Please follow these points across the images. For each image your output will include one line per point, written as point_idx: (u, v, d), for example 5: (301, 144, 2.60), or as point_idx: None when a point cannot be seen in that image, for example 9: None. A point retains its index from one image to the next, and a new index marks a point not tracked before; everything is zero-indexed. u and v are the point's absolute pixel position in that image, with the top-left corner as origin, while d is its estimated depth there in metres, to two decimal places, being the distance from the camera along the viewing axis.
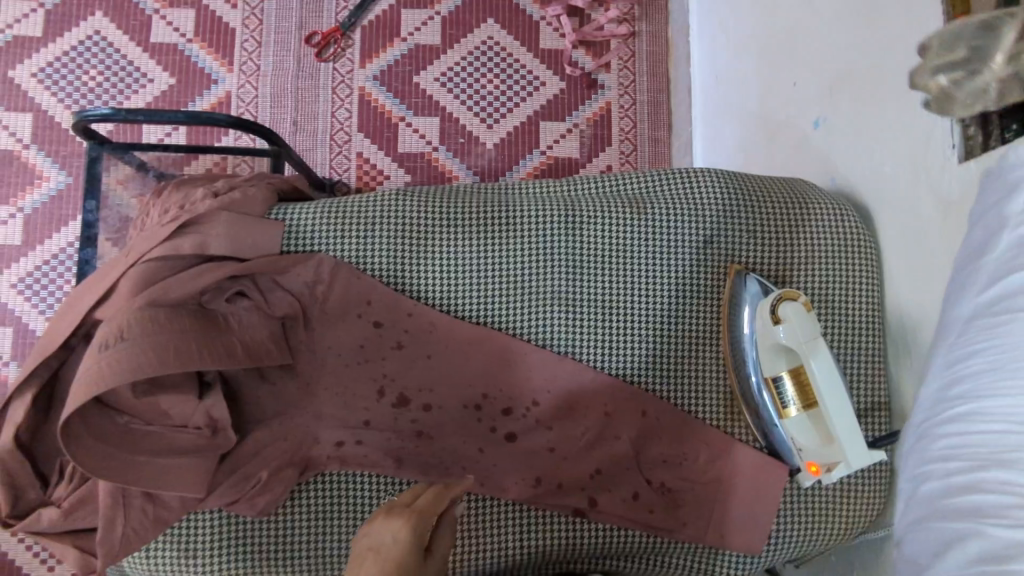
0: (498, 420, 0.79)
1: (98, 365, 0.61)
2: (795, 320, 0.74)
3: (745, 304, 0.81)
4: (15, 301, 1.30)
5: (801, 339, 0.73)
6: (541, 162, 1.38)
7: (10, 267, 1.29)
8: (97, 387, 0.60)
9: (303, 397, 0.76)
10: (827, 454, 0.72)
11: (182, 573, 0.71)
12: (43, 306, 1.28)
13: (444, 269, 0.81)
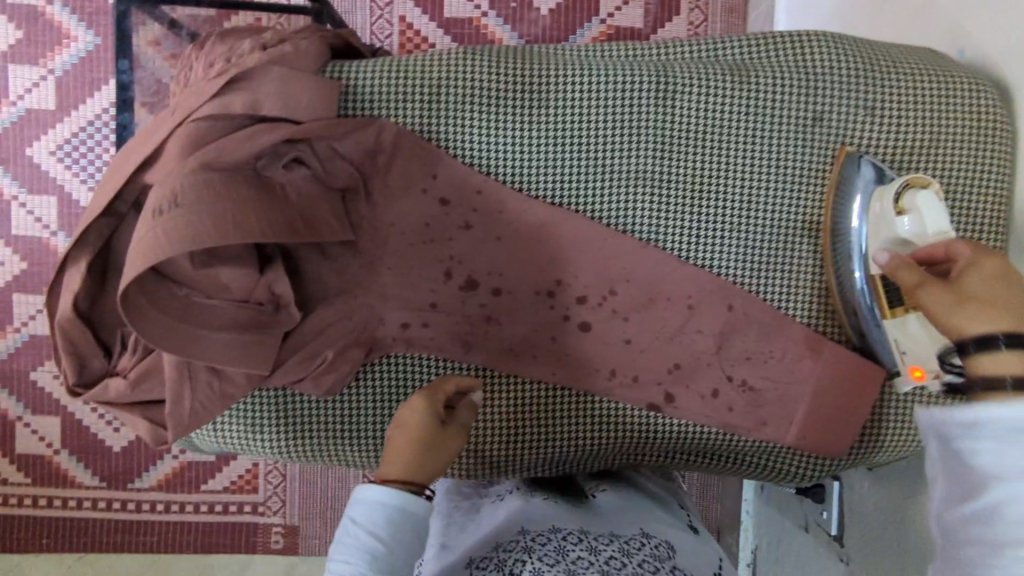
0: (572, 308, 0.74)
1: (154, 233, 0.55)
2: (925, 209, 0.63)
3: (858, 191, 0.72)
4: (56, 169, 1.31)
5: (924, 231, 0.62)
6: (599, 33, 1.22)
7: (47, 134, 1.30)
8: (152, 258, 0.54)
9: (367, 276, 0.71)
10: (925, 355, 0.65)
11: (253, 443, 0.72)
12: (84, 175, 1.32)
13: (517, 142, 0.73)
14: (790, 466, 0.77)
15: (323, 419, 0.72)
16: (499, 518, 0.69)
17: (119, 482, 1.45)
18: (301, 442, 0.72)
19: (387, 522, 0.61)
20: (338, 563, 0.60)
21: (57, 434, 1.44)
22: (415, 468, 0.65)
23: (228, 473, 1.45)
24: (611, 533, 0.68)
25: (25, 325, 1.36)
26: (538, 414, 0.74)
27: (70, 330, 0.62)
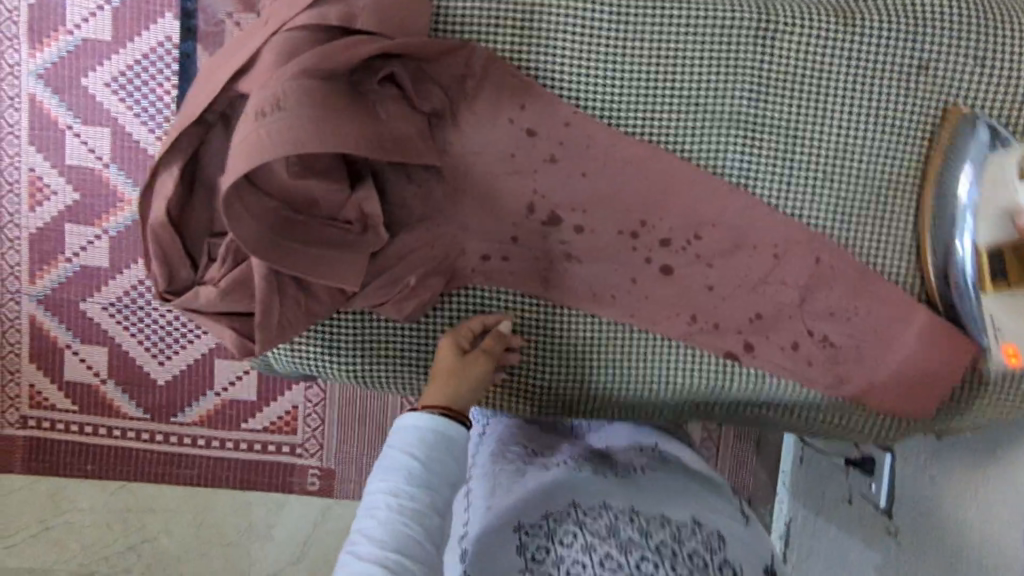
0: (654, 252, 0.72)
1: (254, 137, 0.54)
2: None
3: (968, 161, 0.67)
4: (111, 100, 1.32)
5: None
6: None
7: (102, 65, 1.31)
8: (257, 159, 0.54)
9: (450, 205, 0.69)
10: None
11: (328, 366, 0.73)
12: (137, 109, 1.31)
13: (609, 74, 0.70)
14: (859, 424, 0.76)
15: (397, 344, 0.72)
16: (545, 485, 0.72)
17: (162, 415, 1.42)
18: (375, 367, 0.73)
19: (425, 445, 0.67)
20: (379, 484, 0.66)
21: (104, 363, 1.41)
22: (456, 397, 0.69)
23: (267, 413, 1.42)
24: (662, 515, 0.70)
25: (77, 255, 1.36)
26: (611, 355, 0.74)
27: (161, 236, 0.61)
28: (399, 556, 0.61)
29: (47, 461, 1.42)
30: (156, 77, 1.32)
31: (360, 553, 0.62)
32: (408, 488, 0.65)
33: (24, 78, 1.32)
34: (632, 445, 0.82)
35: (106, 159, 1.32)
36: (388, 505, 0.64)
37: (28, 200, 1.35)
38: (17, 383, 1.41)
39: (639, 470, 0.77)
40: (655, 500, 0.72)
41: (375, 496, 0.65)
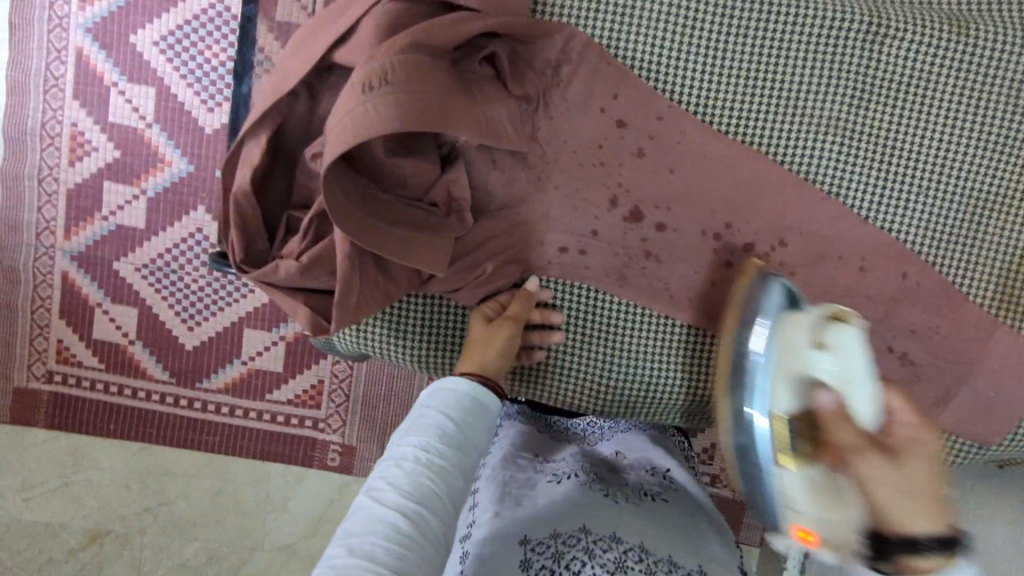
0: (737, 255, 0.70)
1: (362, 110, 0.51)
2: (841, 349, 0.60)
3: (762, 315, 0.65)
4: (158, 61, 1.23)
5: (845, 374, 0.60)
6: None
7: (153, 23, 1.22)
8: (364, 136, 0.51)
9: (533, 193, 0.68)
10: (836, 516, 0.56)
11: (393, 350, 0.71)
12: (184, 70, 1.22)
13: (708, 69, 0.68)
14: None
15: (460, 333, 0.71)
16: (558, 500, 0.65)
17: (187, 380, 1.34)
18: (437, 354, 0.71)
19: (461, 410, 0.61)
20: (408, 435, 0.58)
21: (133, 324, 1.32)
22: (488, 366, 0.66)
23: (294, 385, 1.32)
24: (670, 559, 0.60)
25: (114, 214, 1.28)
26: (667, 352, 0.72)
27: (243, 206, 0.59)
28: (419, 510, 0.53)
29: (69, 418, 1.34)
30: (209, 44, 1.23)
31: (374, 501, 0.53)
32: (439, 445, 0.58)
33: (72, 30, 1.23)
34: (642, 466, 0.75)
35: (149, 119, 1.24)
36: (415, 457, 0.57)
37: (68, 155, 1.27)
38: (44, 337, 1.33)
39: (648, 495, 0.69)
40: (666, 539, 0.62)
41: (402, 446, 0.58)
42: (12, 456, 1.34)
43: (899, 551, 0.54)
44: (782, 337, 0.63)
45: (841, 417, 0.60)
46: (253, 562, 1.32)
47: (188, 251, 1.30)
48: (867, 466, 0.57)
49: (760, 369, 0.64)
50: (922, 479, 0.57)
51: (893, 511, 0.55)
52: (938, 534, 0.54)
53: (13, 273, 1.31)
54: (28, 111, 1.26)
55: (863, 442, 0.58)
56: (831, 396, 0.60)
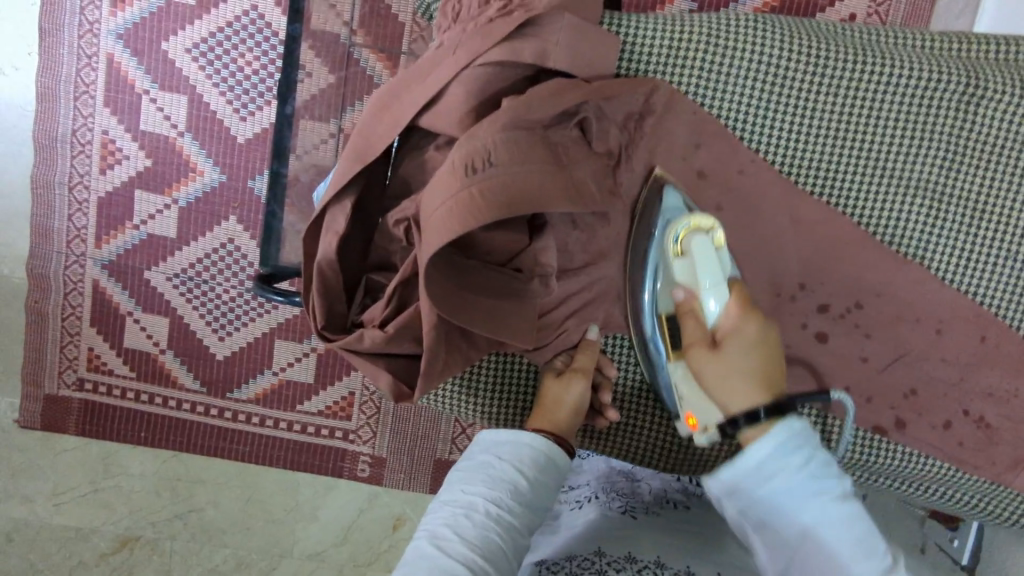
0: (813, 315, 0.69)
1: (467, 194, 0.50)
2: (698, 254, 0.62)
3: (660, 220, 0.65)
4: (192, 70, 1.17)
5: (694, 276, 0.62)
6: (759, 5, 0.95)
7: (185, 30, 1.15)
8: (472, 221, 0.50)
9: (612, 250, 0.67)
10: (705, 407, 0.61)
11: (464, 406, 0.71)
12: (219, 78, 1.16)
13: (796, 127, 0.67)
14: (991, 507, 0.73)
15: (531, 390, 0.70)
16: (578, 528, 0.65)
17: (218, 391, 1.26)
18: (508, 409, 0.71)
19: (534, 466, 0.61)
20: (479, 485, 0.58)
21: (164, 333, 1.25)
22: (560, 424, 0.65)
23: (324, 397, 1.25)
24: (689, 570, 0.56)
25: (145, 223, 1.21)
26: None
27: (326, 274, 0.59)
28: (484, 562, 0.52)
29: (101, 425, 1.27)
30: (242, 52, 1.16)
31: (435, 549, 0.52)
32: (510, 501, 0.57)
33: (102, 36, 1.16)
34: (666, 475, 0.76)
35: (182, 128, 1.18)
36: (486, 511, 0.56)
37: (99, 163, 1.20)
38: (75, 345, 1.26)
39: (671, 504, 0.70)
40: (679, 548, 0.59)
41: (472, 497, 0.57)
42: (41, 462, 1.27)
43: (743, 428, 0.54)
44: (663, 244, 0.65)
45: (690, 313, 0.62)
46: (283, 573, 1.26)
47: (222, 262, 1.22)
48: (700, 360, 0.58)
49: (647, 274, 0.66)
50: (744, 360, 0.56)
51: (724, 396, 0.56)
52: (762, 404, 0.53)
53: (43, 279, 1.23)
54: (58, 118, 1.19)
55: (701, 336, 0.60)
56: (683, 291, 0.62)
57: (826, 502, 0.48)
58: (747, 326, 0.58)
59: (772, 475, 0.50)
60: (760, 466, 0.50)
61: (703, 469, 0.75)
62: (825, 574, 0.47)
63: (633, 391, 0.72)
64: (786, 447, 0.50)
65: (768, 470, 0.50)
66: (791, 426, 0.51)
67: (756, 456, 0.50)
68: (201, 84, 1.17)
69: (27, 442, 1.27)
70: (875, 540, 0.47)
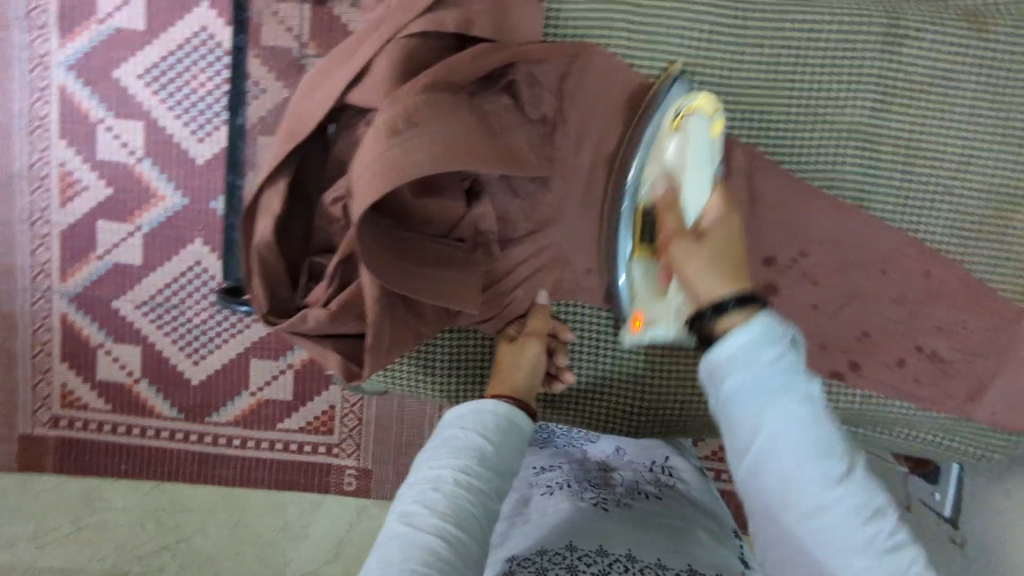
0: (758, 270, 0.70)
1: (390, 153, 0.51)
2: (690, 134, 0.62)
3: (658, 108, 0.63)
4: (146, 95, 1.16)
5: (696, 153, 0.62)
6: None
7: (137, 56, 1.15)
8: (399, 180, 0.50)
9: (554, 218, 0.67)
10: (659, 306, 0.62)
11: (421, 388, 0.70)
12: (175, 102, 1.16)
13: (730, 83, 0.68)
14: (960, 446, 0.74)
15: (490, 363, 0.70)
16: (549, 512, 0.64)
17: (196, 416, 1.24)
18: (467, 387, 0.70)
19: (499, 432, 0.60)
20: (444, 457, 0.57)
21: (137, 362, 1.23)
22: (519, 388, 0.65)
23: (304, 412, 1.23)
24: (660, 562, 0.57)
25: (109, 252, 1.20)
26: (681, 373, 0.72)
27: (265, 258, 0.58)
28: (456, 532, 0.51)
29: (78, 461, 1.25)
30: (195, 72, 1.16)
31: (407, 525, 0.51)
32: (478, 468, 0.56)
33: (53, 68, 1.16)
34: (639, 464, 0.74)
35: (140, 153, 1.17)
36: (454, 480, 0.54)
37: (59, 195, 1.19)
38: (46, 382, 1.24)
39: (643, 495, 0.68)
40: (651, 541, 0.60)
41: (438, 469, 0.56)
42: (20, 503, 1.25)
43: (708, 319, 0.52)
44: (660, 122, 0.63)
45: (668, 207, 0.61)
46: None
47: (190, 285, 1.21)
48: (682, 249, 0.57)
49: (638, 150, 0.63)
50: (722, 245, 0.57)
51: (702, 286, 0.54)
52: (730, 294, 0.52)
53: (11, 317, 1.22)
54: (14, 154, 1.18)
55: (679, 228, 0.59)
56: (666, 181, 0.61)
57: (799, 410, 0.46)
58: (728, 221, 0.59)
59: (742, 367, 0.48)
60: (736, 355, 0.48)
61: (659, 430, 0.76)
62: (785, 473, 0.45)
63: (589, 354, 0.72)
64: (761, 343, 0.48)
65: (744, 364, 0.48)
66: (765, 321, 0.48)
67: (733, 352, 0.48)
68: (156, 108, 1.16)
69: (6, 483, 1.25)
70: (840, 453, 0.45)
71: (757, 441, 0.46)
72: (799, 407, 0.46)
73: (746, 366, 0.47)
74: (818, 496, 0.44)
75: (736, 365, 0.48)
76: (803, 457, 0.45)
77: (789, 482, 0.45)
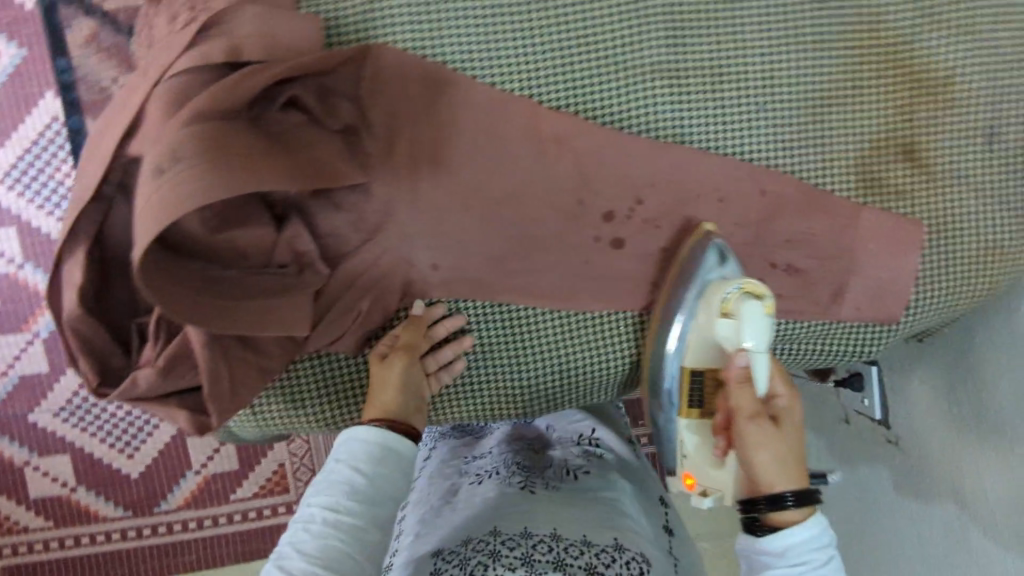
0: (600, 227, 0.69)
1: (159, 195, 0.50)
2: (744, 315, 0.62)
3: (702, 277, 0.67)
4: (11, 200, 1.07)
5: (743, 344, 0.61)
6: None
7: None
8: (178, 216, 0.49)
9: (382, 224, 0.65)
10: (711, 470, 0.64)
11: (297, 421, 0.69)
12: (43, 200, 1.07)
13: (524, 50, 0.66)
14: (840, 348, 0.76)
15: (360, 382, 0.68)
16: (476, 504, 0.69)
17: (145, 509, 1.17)
18: (342, 410, 0.69)
19: (373, 460, 0.60)
20: (319, 495, 0.58)
21: (70, 471, 1.15)
22: (390, 406, 0.64)
23: (254, 478, 1.17)
24: (582, 539, 0.63)
25: (13, 364, 1.10)
26: (551, 339, 0.72)
27: (83, 330, 0.57)
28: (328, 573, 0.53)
29: None
30: (56, 165, 1.07)
31: (279, 569, 0.53)
32: (348, 503, 0.57)
33: None
34: (568, 441, 0.83)
35: (20, 260, 1.08)
36: (324, 519, 0.56)
37: None
38: None
39: (571, 472, 0.76)
40: (576, 519, 0.66)
41: (309, 509, 0.57)
42: None
43: (763, 507, 0.56)
44: (709, 298, 0.65)
45: (740, 380, 0.58)
46: None
47: None
48: (755, 431, 0.56)
49: (684, 311, 0.67)
50: (794, 439, 0.57)
51: (766, 473, 0.56)
52: (793, 487, 0.55)
53: None
54: None
55: (755, 407, 0.57)
56: (742, 355, 0.59)
57: None
58: (796, 401, 0.58)
59: (796, 558, 0.55)
60: (791, 547, 0.56)
61: (553, 405, 0.75)
62: None
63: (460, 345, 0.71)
64: (814, 538, 0.55)
65: (797, 558, 0.55)
66: (820, 519, 0.56)
67: (787, 538, 0.55)
68: (24, 211, 1.07)
69: None
70: None
71: None
72: None
73: (790, 543, 0.55)
74: None
75: (789, 550, 0.56)
76: None
77: None
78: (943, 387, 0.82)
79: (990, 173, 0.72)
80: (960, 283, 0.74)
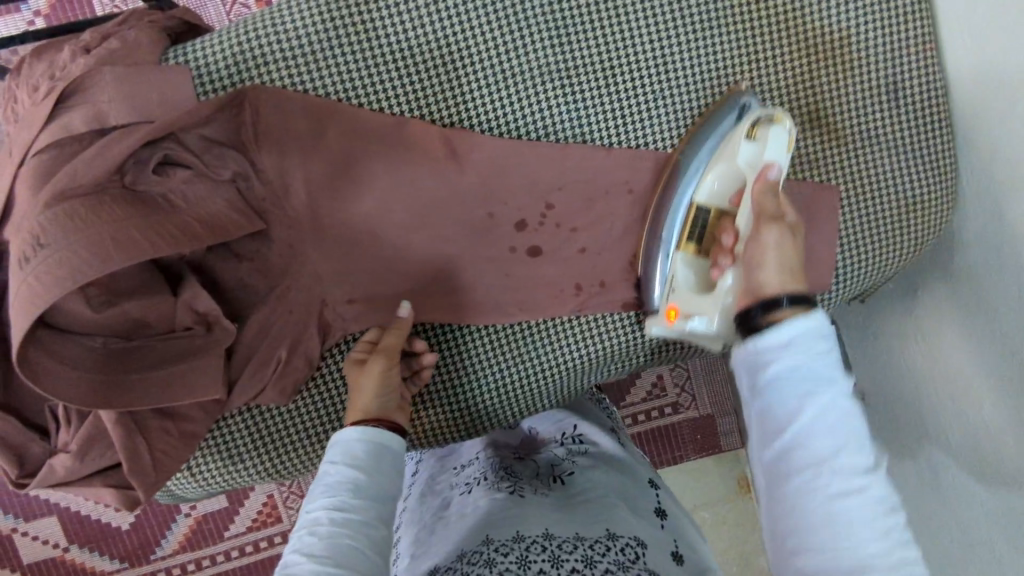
0: (513, 236, 0.69)
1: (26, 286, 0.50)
2: (770, 140, 0.63)
3: (733, 110, 0.66)
4: None
5: (767, 162, 0.63)
6: None
7: None
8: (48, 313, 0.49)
9: (290, 265, 0.65)
10: (700, 299, 0.65)
11: (236, 476, 0.68)
12: None
13: (403, 70, 0.64)
14: None
15: (316, 415, 0.67)
16: (463, 514, 0.61)
17: (141, 559, 1.09)
18: (279, 458, 0.68)
19: (369, 459, 0.56)
20: (318, 498, 0.53)
21: (59, 531, 1.07)
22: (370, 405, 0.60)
23: (245, 513, 1.10)
24: (575, 535, 0.54)
25: None
26: (484, 357, 0.70)
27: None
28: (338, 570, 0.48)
29: None
30: None
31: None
32: (352, 501, 0.52)
33: None
34: (550, 438, 0.75)
35: None
36: (330, 520, 0.51)
37: None
38: None
39: (558, 477, 0.67)
40: (564, 518, 0.57)
41: (312, 512, 0.52)
42: None
43: (757, 314, 0.51)
44: (738, 125, 0.65)
45: (761, 191, 0.59)
46: None
47: None
48: (770, 234, 0.56)
49: (711, 137, 0.66)
50: (800, 249, 0.57)
51: (767, 273, 0.54)
52: (786, 292, 0.51)
53: None
54: None
55: (772, 213, 0.58)
56: (774, 167, 0.61)
57: (836, 387, 0.46)
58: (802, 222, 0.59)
59: (796, 353, 0.48)
60: (790, 343, 0.48)
61: (499, 421, 0.74)
62: (827, 453, 0.45)
63: None
64: (811, 334, 0.48)
65: (799, 347, 0.48)
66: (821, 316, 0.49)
67: (782, 334, 0.48)
68: None
69: None
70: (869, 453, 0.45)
71: (801, 421, 0.46)
72: (845, 401, 0.46)
73: (789, 340, 0.48)
74: (852, 479, 0.44)
75: (785, 345, 0.48)
76: (841, 439, 0.45)
77: (830, 463, 0.44)
78: (895, 341, 0.81)
79: (901, 125, 0.71)
80: (884, 245, 0.73)
